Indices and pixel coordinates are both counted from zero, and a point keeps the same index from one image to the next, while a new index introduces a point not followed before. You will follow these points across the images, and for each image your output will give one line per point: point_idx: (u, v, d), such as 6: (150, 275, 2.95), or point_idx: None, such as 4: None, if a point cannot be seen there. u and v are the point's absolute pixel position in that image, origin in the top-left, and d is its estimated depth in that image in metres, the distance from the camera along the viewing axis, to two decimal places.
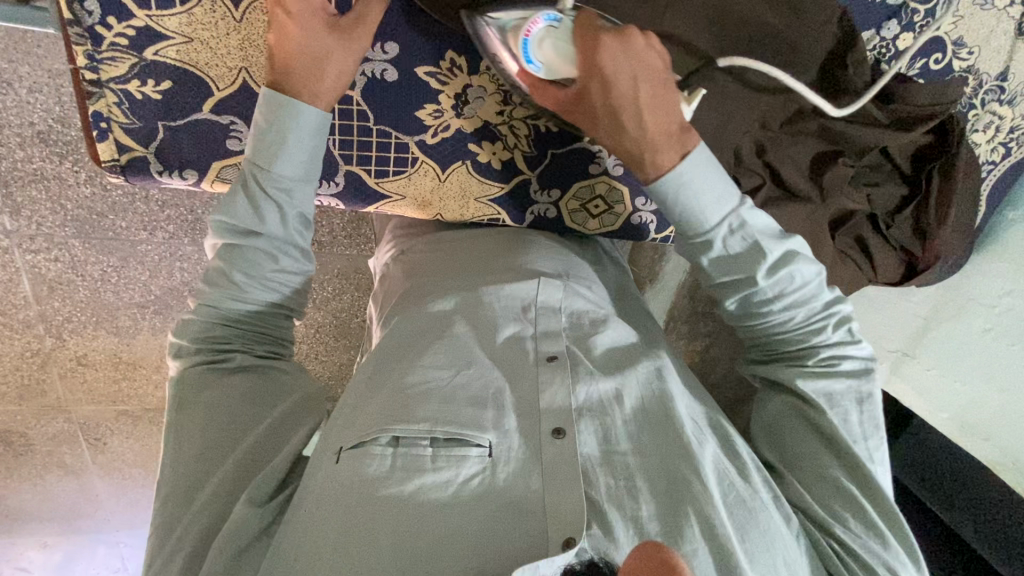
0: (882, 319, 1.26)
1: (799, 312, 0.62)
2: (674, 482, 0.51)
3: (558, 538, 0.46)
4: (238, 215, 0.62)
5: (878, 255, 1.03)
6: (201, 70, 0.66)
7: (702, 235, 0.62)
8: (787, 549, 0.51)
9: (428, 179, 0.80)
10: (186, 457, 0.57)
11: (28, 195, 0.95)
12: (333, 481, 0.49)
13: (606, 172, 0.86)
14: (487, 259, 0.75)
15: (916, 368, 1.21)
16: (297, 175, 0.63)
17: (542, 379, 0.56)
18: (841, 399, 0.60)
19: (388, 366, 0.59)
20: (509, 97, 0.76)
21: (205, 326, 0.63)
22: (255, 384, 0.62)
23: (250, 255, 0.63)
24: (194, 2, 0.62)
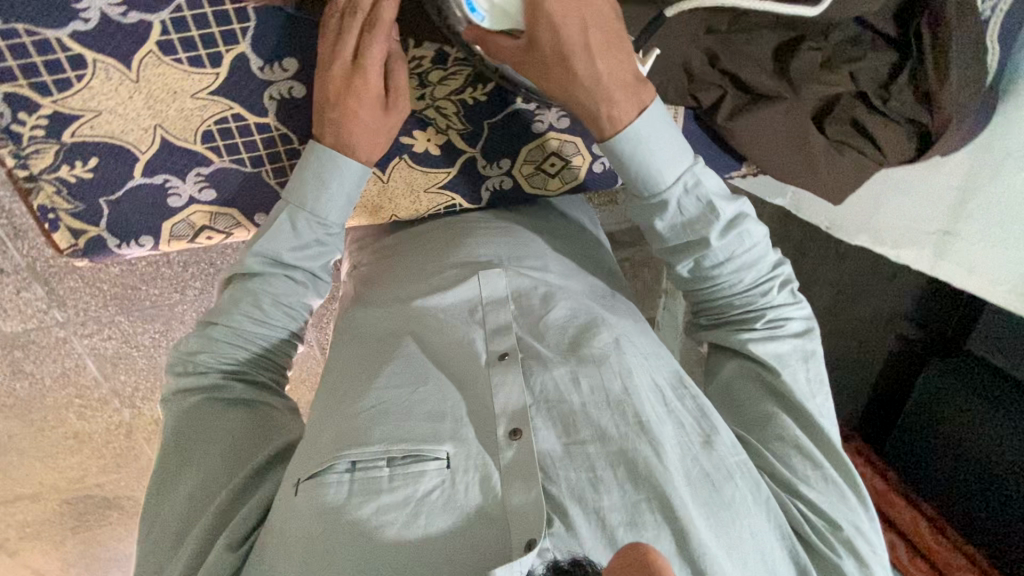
0: (916, 200, 1.16)
1: (747, 273, 0.67)
2: (636, 467, 0.54)
3: (521, 539, 0.49)
4: (282, 248, 0.65)
5: (881, 137, 0.92)
6: (120, 139, 0.67)
7: (659, 195, 0.67)
8: (751, 516, 0.54)
9: (371, 185, 0.79)
10: (178, 494, 0.57)
11: (67, 286, 1.02)
12: (296, 512, 0.51)
13: (551, 128, 0.81)
14: (443, 259, 0.76)
15: (962, 244, 1.11)
16: (339, 219, 0.67)
17: (496, 381, 0.60)
18: (790, 357, 0.64)
19: (348, 388, 0.63)
20: (425, 78, 0.72)
21: (216, 350, 0.63)
22: (258, 414, 0.61)
23: (274, 283, 0.65)
24: (89, 75, 0.63)
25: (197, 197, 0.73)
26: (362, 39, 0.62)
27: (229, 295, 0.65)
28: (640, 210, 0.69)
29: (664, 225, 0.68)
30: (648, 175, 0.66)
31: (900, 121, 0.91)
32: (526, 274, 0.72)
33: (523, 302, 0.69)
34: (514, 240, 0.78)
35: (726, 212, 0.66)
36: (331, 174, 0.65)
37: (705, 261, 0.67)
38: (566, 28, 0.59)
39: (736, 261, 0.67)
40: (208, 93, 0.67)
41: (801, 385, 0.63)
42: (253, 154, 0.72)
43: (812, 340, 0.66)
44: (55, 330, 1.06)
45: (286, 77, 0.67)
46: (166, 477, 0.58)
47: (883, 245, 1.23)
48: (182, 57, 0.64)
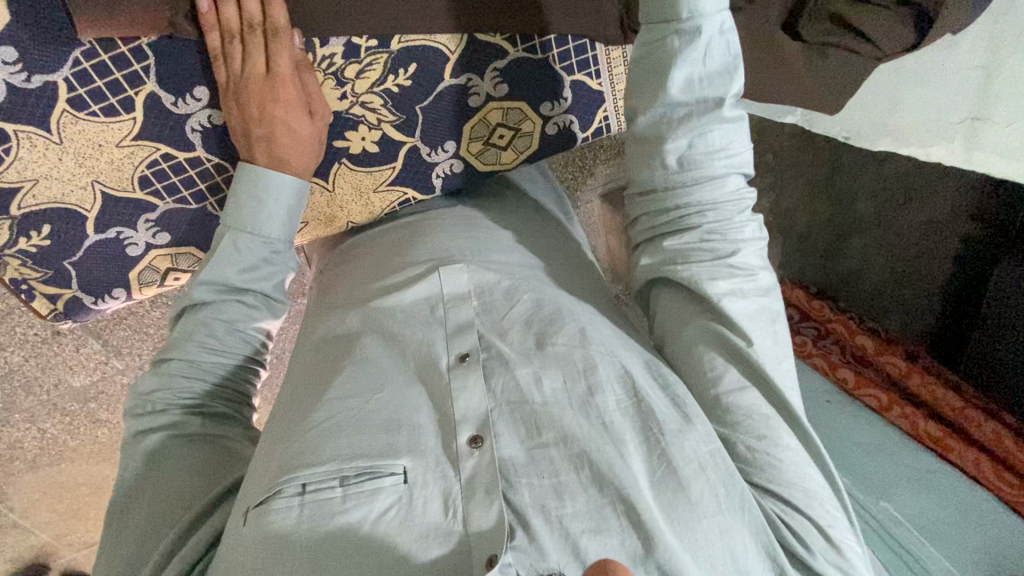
0: (931, 88, 1.03)
1: (733, 183, 0.62)
2: (600, 471, 0.51)
3: (481, 558, 0.47)
4: (228, 275, 0.65)
5: (871, 27, 0.80)
6: (63, 201, 0.68)
7: (687, 31, 0.59)
8: (727, 516, 0.51)
9: (318, 196, 0.77)
10: (131, 531, 0.57)
11: (119, 334, 1.08)
12: (248, 540, 0.50)
13: (491, 97, 0.76)
14: (398, 261, 0.74)
15: (993, 129, 0.96)
16: (280, 234, 0.67)
17: (456, 386, 0.57)
18: (757, 316, 0.60)
19: (304, 400, 0.60)
20: (342, 76, 0.69)
21: (169, 384, 0.64)
22: (213, 448, 0.62)
23: (225, 312, 0.66)
24: (15, 146, 0.63)
25: (153, 242, 0.74)
26: (270, 50, 0.62)
27: (177, 329, 0.66)
28: (658, 44, 0.60)
29: (681, 71, 0.59)
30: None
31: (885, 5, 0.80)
32: (488, 268, 0.69)
33: (486, 298, 0.66)
34: (475, 236, 0.75)
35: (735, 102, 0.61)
36: (266, 193, 0.65)
37: (697, 139, 0.60)
38: None
39: (727, 160, 0.61)
40: (131, 139, 0.66)
41: (769, 353, 0.59)
42: (193, 190, 0.72)
43: (774, 298, 0.62)
44: (120, 378, 1.12)
45: (201, 106, 0.66)
46: (123, 508, 0.59)
47: (910, 145, 1.09)
48: (95, 109, 0.64)
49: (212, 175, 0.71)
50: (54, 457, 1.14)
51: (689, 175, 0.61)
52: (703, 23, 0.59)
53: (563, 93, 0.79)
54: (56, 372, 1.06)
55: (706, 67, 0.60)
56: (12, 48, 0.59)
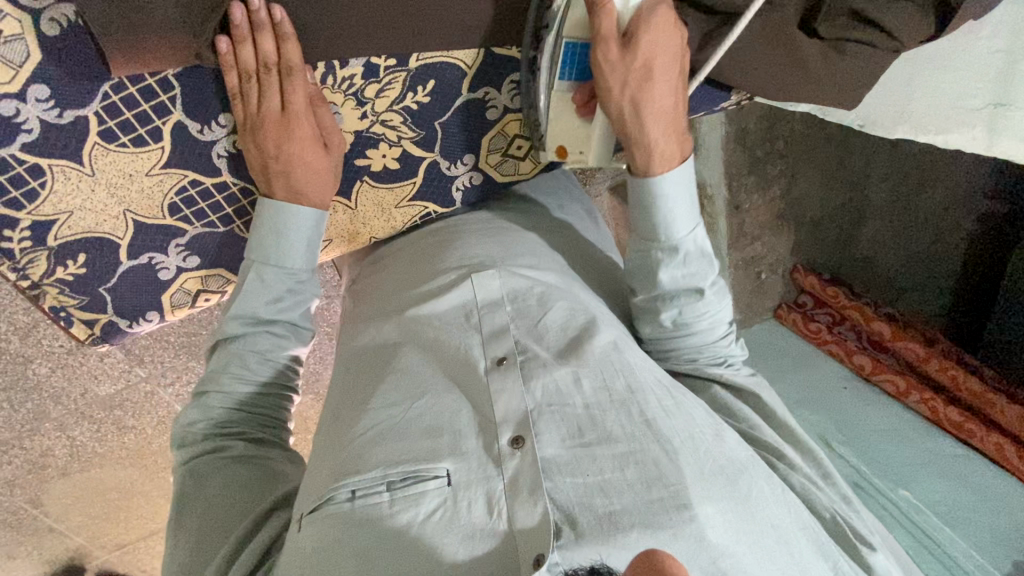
0: (952, 76, 1.01)
1: (717, 329, 0.72)
2: (646, 468, 0.52)
3: (530, 556, 0.48)
4: (255, 307, 0.68)
5: (889, 20, 0.79)
6: (97, 230, 0.70)
7: (668, 246, 0.70)
8: (771, 510, 0.54)
9: (341, 214, 0.78)
10: (185, 556, 0.59)
11: (141, 343, 1.12)
12: (307, 544, 0.52)
13: (508, 110, 0.77)
14: (430, 268, 0.75)
15: (1017, 116, 0.94)
16: (303, 265, 0.70)
17: (495, 387, 0.59)
18: (753, 388, 0.72)
19: (349, 412, 0.62)
20: (362, 96, 0.70)
21: (207, 414, 0.66)
22: (253, 470, 0.63)
23: (256, 341, 0.69)
24: (50, 180, 0.65)
25: (183, 265, 0.76)
26: (285, 89, 0.63)
27: (212, 361, 0.69)
28: (645, 257, 0.71)
29: (666, 274, 0.70)
30: (670, 223, 0.69)
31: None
32: (521, 274, 0.70)
33: (520, 302, 0.67)
34: (504, 239, 0.76)
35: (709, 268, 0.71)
36: (288, 227, 0.68)
37: (683, 313, 0.71)
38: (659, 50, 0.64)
39: (709, 318, 0.72)
40: (160, 168, 0.68)
41: (771, 397, 0.72)
42: (221, 214, 0.73)
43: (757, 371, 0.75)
44: (144, 386, 1.16)
45: (226, 133, 0.67)
46: (175, 535, 0.61)
47: (927, 132, 1.06)
48: (124, 141, 0.65)
49: (239, 199, 0.73)
50: (84, 463, 1.17)
51: (683, 338, 0.72)
52: (682, 242, 0.70)
53: None
54: (81, 381, 1.10)
55: (684, 265, 0.70)
56: (44, 86, 0.60)
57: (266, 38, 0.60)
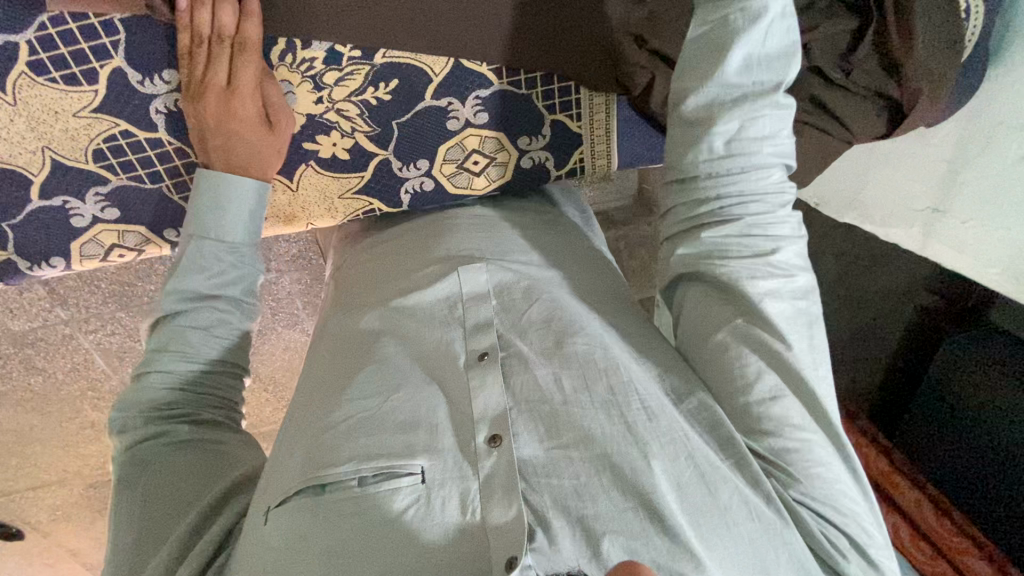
0: (901, 176, 1.10)
1: (775, 178, 0.62)
2: (622, 474, 0.51)
3: (501, 558, 0.47)
4: (189, 282, 0.67)
5: (846, 113, 0.83)
6: (10, 163, 0.66)
7: (753, 16, 0.59)
8: (753, 526, 0.51)
9: (282, 194, 0.76)
10: (129, 547, 0.58)
11: (67, 283, 1.05)
12: (272, 532, 0.52)
13: (469, 124, 0.76)
14: (422, 258, 0.76)
15: (950, 223, 1.05)
16: (242, 238, 0.69)
17: (474, 383, 0.59)
18: (792, 322, 0.58)
19: (324, 397, 0.62)
20: (320, 81, 0.68)
21: (149, 398, 0.65)
22: (200, 454, 0.62)
23: (199, 315, 0.68)
24: None
25: (100, 216, 0.72)
26: (235, 66, 0.61)
27: (154, 341, 0.68)
28: (719, 24, 0.60)
29: (741, 48, 0.59)
30: None
31: (865, 95, 0.83)
32: (507, 267, 0.71)
33: (505, 297, 0.68)
34: (491, 234, 0.78)
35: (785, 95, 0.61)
36: (228, 198, 0.67)
37: (747, 126, 0.60)
38: None
39: (773, 151, 0.61)
40: (90, 111, 0.64)
41: (808, 360, 0.57)
42: (150, 169, 0.70)
43: (812, 304, 0.60)
44: (61, 327, 1.10)
45: (169, 89, 0.64)
46: (119, 530, 0.59)
47: (872, 223, 1.18)
48: (55, 76, 0.61)
49: (172, 158, 0.69)
50: None
51: (736, 164, 0.61)
52: (767, 4, 0.59)
53: (543, 130, 0.79)
54: None
55: (765, 49, 0.60)
56: None
57: (226, 10, 0.59)
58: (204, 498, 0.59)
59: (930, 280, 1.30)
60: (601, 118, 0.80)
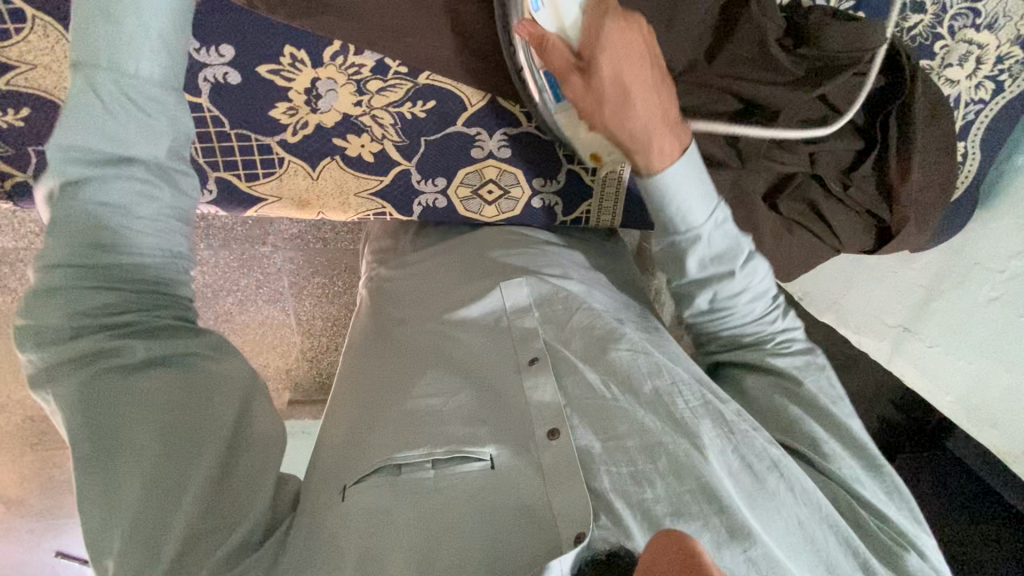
0: (882, 291, 1.15)
1: (758, 305, 0.73)
2: (676, 460, 0.59)
3: (569, 534, 0.53)
4: (94, 141, 0.49)
5: (839, 224, 0.89)
6: (50, 94, 0.68)
7: (689, 233, 0.69)
8: (799, 513, 0.59)
9: (299, 178, 0.78)
10: (115, 508, 0.49)
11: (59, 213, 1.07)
12: (364, 491, 0.58)
13: (491, 155, 0.81)
14: (479, 266, 0.80)
15: (917, 344, 1.11)
16: (160, 74, 0.50)
17: (528, 385, 0.65)
18: (803, 370, 0.71)
19: (393, 383, 0.68)
20: (363, 86, 0.72)
21: (88, 308, 0.50)
22: (180, 391, 0.53)
23: (106, 189, 0.49)
24: (27, 29, 0.64)
25: None
26: None
27: (53, 215, 0.50)
28: (669, 250, 0.72)
29: (693, 259, 0.70)
30: (686, 213, 0.68)
31: (856, 211, 0.89)
32: (546, 279, 0.75)
33: (547, 308, 0.72)
34: (536, 252, 0.81)
35: (744, 248, 0.71)
36: (138, 15, 0.48)
37: (721, 293, 0.72)
38: (623, 58, 0.62)
39: (750, 292, 0.72)
40: None
41: (826, 392, 0.70)
42: None
43: (818, 355, 0.73)
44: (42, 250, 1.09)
45: (222, 62, 0.68)
46: (86, 487, 0.49)
47: (847, 327, 1.23)
48: None
49: (208, 125, 0.72)
50: None
51: (719, 313, 0.73)
52: (699, 231, 0.69)
53: (558, 176, 0.84)
54: None
55: (712, 249, 0.71)
56: None
57: None
58: (211, 460, 0.53)
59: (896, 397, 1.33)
60: (613, 178, 0.85)
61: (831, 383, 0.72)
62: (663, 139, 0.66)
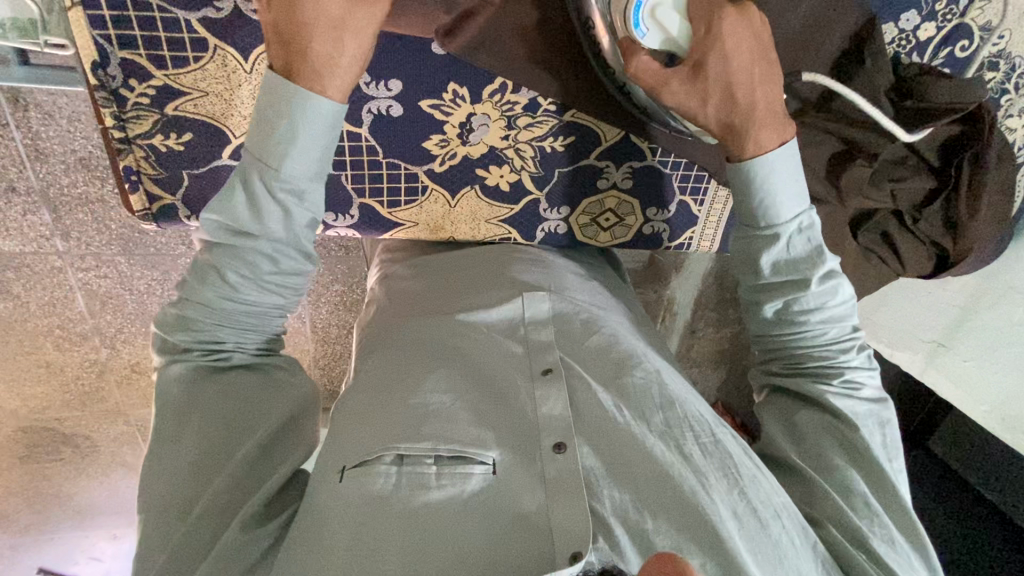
0: (918, 309, 1.24)
1: (831, 328, 0.71)
2: (681, 494, 0.58)
3: (565, 552, 0.53)
4: (236, 213, 0.63)
5: (908, 254, 0.99)
6: (217, 120, 0.70)
7: (772, 228, 0.70)
8: (797, 559, 0.59)
9: (438, 206, 0.83)
10: (181, 468, 0.61)
11: (76, 218, 1.13)
12: (339, 498, 0.57)
13: (614, 186, 0.85)
14: (489, 279, 0.78)
15: (952, 358, 1.21)
16: (308, 172, 0.63)
17: (539, 394, 0.64)
18: (866, 419, 0.68)
19: (404, 375, 0.66)
20: (513, 122, 0.76)
21: (194, 328, 0.66)
22: (259, 383, 0.68)
23: (246, 255, 0.64)
24: (208, 58, 0.66)
25: None
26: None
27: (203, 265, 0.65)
28: (746, 245, 0.72)
29: (768, 258, 0.70)
30: (771, 209, 0.69)
31: (925, 242, 0.98)
32: (570, 298, 0.75)
33: (567, 325, 0.72)
34: (551, 270, 0.82)
35: (829, 263, 0.70)
36: (303, 127, 0.60)
37: (794, 304, 0.71)
38: (734, 60, 0.61)
39: (825, 312, 0.70)
40: None
41: (876, 447, 0.67)
42: (337, 158, 0.77)
43: (886, 407, 0.70)
44: (53, 259, 1.17)
45: (388, 96, 0.72)
46: (157, 455, 0.63)
47: (880, 341, 1.32)
48: None
49: (362, 153, 0.77)
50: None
51: (789, 329, 0.72)
52: (780, 230, 0.69)
53: (670, 206, 0.90)
54: None
55: (790, 251, 0.70)
56: None
57: None
58: (261, 429, 0.65)
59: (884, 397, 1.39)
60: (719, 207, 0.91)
61: (889, 435, 0.68)
62: (760, 132, 0.66)
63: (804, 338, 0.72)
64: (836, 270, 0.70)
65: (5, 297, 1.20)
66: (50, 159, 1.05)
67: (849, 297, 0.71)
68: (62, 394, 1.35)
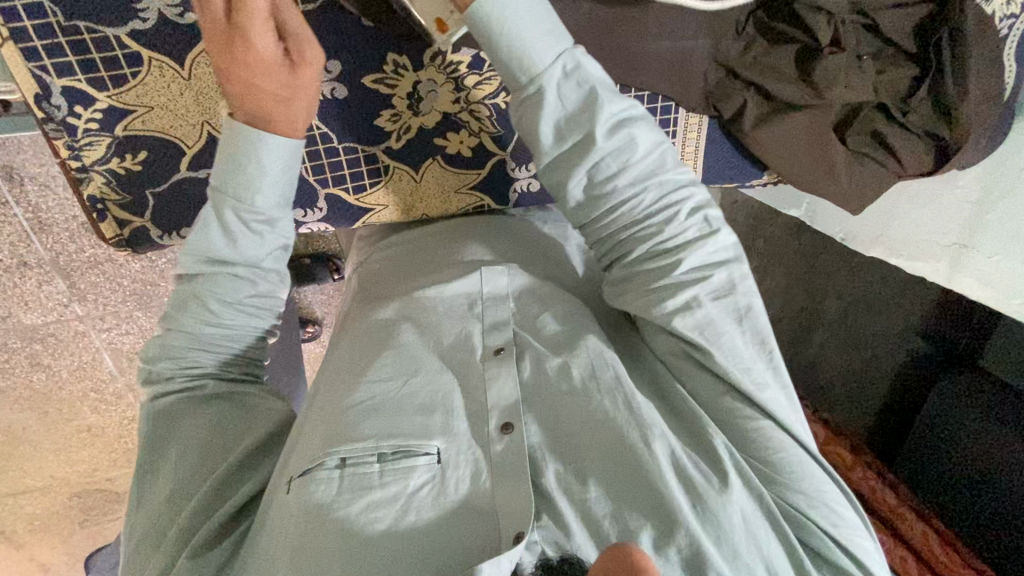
0: (929, 215, 1.14)
1: (650, 192, 0.64)
2: (624, 458, 0.55)
3: (509, 534, 0.51)
4: (213, 244, 0.66)
5: (902, 150, 0.91)
6: (167, 133, 0.75)
7: (537, 83, 0.62)
8: (746, 518, 0.54)
9: (405, 183, 0.85)
10: (157, 499, 0.62)
11: (89, 280, 1.17)
12: (286, 505, 0.55)
13: None
14: (444, 258, 0.78)
15: (976, 257, 1.10)
16: (273, 204, 0.67)
17: (490, 374, 0.62)
18: (720, 312, 0.60)
19: (345, 377, 0.65)
20: (461, 83, 0.78)
21: (173, 356, 0.67)
22: (227, 413, 0.66)
23: (225, 282, 0.67)
24: (145, 73, 0.71)
25: None
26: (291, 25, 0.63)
27: (180, 294, 0.68)
28: (523, 116, 0.64)
29: (548, 122, 0.63)
30: (530, 62, 0.62)
31: (918, 135, 0.91)
32: (528, 274, 0.74)
33: (524, 302, 0.70)
34: (517, 239, 0.81)
35: (612, 106, 0.63)
36: (256, 154, 0.64)
37: (598, 175, 0.63)
38: None
39: (632, 172, 0.63)
40: None
41: (737, 353, 0.59)
42: None
43: (738, 290, 0.62)
44: (76, 324, 1.22)
45: (329, 78, 0.75)
46: (143, 487, 0.64)
47: (898, 257, 1.20)
48: None
49: (317, 143, 0.80)
50: (31, 365, 1.26)
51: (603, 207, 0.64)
52: (544, 80, 0.62)
53: None
54: (9, 306, 1.16)
55: (566, 109, 0.63)
56: None
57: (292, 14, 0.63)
58: (231, 456, 0.63)
59: (921, 324, 1.35)
60: (694, 136, 0.93)
61: (747, 327, 0.61)
62: None
63: (631, 223, 0.64)
64: (625, 111, 0.63)
65: (37, 368, 1.26)
66: (54, 228, 1.10)
67: (649, 145, 0.64)
68: (110, 455, 1.45)
